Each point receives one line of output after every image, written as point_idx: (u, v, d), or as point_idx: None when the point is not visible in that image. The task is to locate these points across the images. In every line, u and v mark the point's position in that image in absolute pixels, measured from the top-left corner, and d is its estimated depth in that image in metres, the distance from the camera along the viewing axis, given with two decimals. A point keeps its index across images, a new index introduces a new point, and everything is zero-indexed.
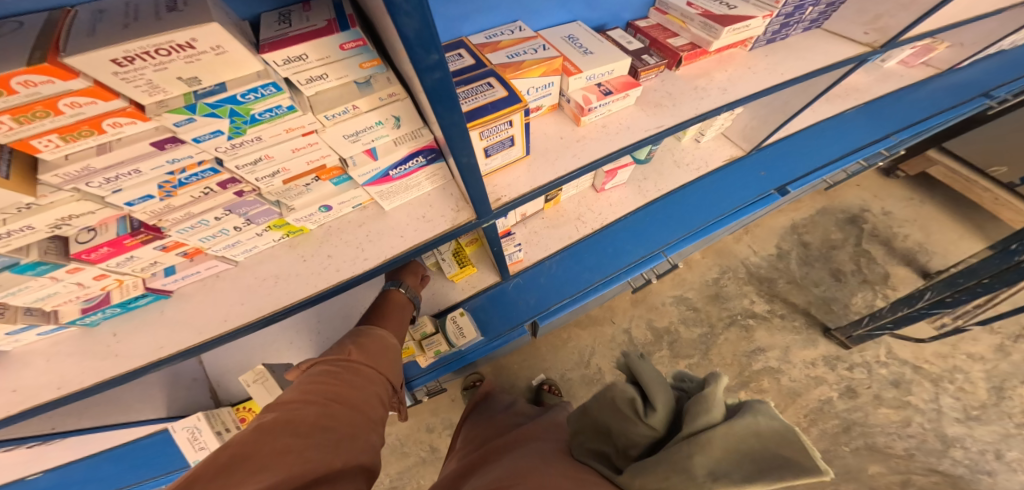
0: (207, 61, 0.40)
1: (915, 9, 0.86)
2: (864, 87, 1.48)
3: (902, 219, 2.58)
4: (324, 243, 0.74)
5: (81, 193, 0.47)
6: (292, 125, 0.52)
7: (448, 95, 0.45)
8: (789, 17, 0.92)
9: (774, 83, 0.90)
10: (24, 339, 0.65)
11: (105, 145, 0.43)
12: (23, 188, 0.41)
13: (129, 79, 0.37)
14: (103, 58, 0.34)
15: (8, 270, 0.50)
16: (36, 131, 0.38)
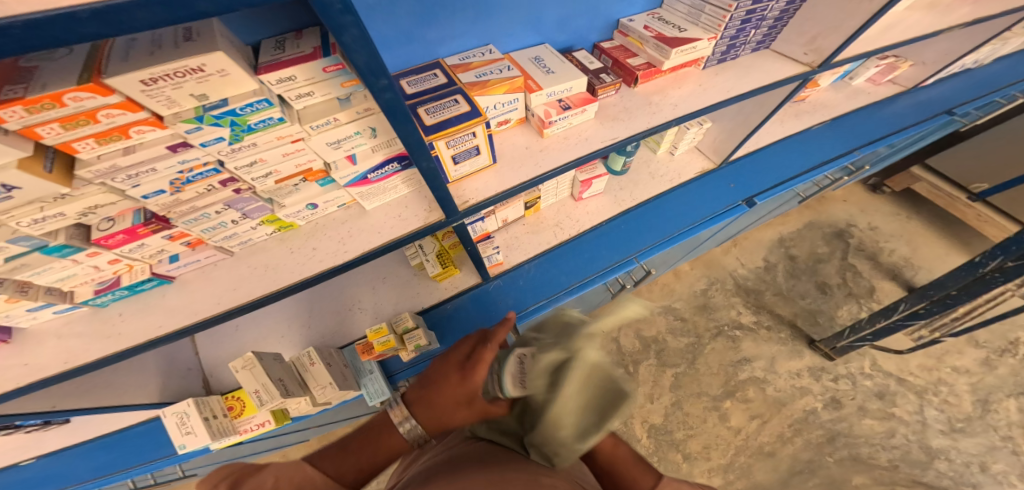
0: (213, 82, 0.51)
1: (840, 34, 0.93)
2: (831, 104, 1.59)
3: (887, 234, 2.65)
4: (311, 236, 0.85)
5: (107, 186, 0.56)
6: (282, 133, 0.62)
7: (401, 112, 0.55)
8: (733, 40, 1.00)
9: (720, 99, 1.00)
10: (41, 316, 0.72)
11: (130, 148, 0.53)
12: (61, 180, 0.50)
13: (152, 95, 0.47)
14: (135, 79, 0.44)
15: (39, 250, 0.59)
16: (77, 136, 0.47)
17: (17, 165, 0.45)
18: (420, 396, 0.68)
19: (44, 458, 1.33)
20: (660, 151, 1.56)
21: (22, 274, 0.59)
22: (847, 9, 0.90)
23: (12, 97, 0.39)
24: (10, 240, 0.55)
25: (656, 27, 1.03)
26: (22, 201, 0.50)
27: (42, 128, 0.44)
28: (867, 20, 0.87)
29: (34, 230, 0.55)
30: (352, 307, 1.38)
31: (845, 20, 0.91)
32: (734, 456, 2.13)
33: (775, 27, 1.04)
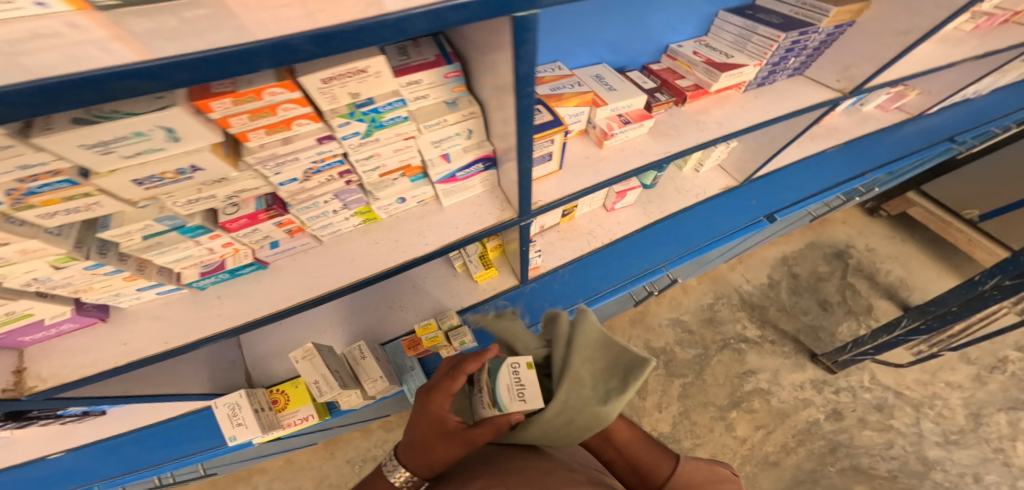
0: (369, 82, 0.59)
1: (875, 62, 1.05)
2: (844, 128, 1.71)
3: (884, 256, 2.79)
4: (393, 229, 0.90)
5: (256, 173, 0.62)
6: (401, 131, 0.70)
7: (525, 122, 0.62)
8: (774, 66, 1.10)
9: (760, 120, 1.10)
10: (144, 296, 0.74)
11: (287, 138, 0.60)
12: (232, 164, 0.57)
13: (324, 92, 0.56)
14: (317, 77, 0.53)
15: (177, 230, 0.64)
16: (254, 127, 0.55)
17: (208, 149, 0.52)
18: (407, 441, 0.62)
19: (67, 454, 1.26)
20: (686, 168, 1.65)
21: (154, 252, 0.63)
22: (882, 42, 1.02)
23: (226, 91, 0.48)
24: (157, 219, 0.59)
25: (704, 53, 1.14)
26: (196, 182, 0.56)
27: (235, 118, 0.52)
28: (902, 52, 0.99)
29: (183, 211, 0.60)
30: (392, 306, 1.42)
31: (878, 52, 1.03)
32: (741, 465, 2.18)
33: (813, 56, 1.15)
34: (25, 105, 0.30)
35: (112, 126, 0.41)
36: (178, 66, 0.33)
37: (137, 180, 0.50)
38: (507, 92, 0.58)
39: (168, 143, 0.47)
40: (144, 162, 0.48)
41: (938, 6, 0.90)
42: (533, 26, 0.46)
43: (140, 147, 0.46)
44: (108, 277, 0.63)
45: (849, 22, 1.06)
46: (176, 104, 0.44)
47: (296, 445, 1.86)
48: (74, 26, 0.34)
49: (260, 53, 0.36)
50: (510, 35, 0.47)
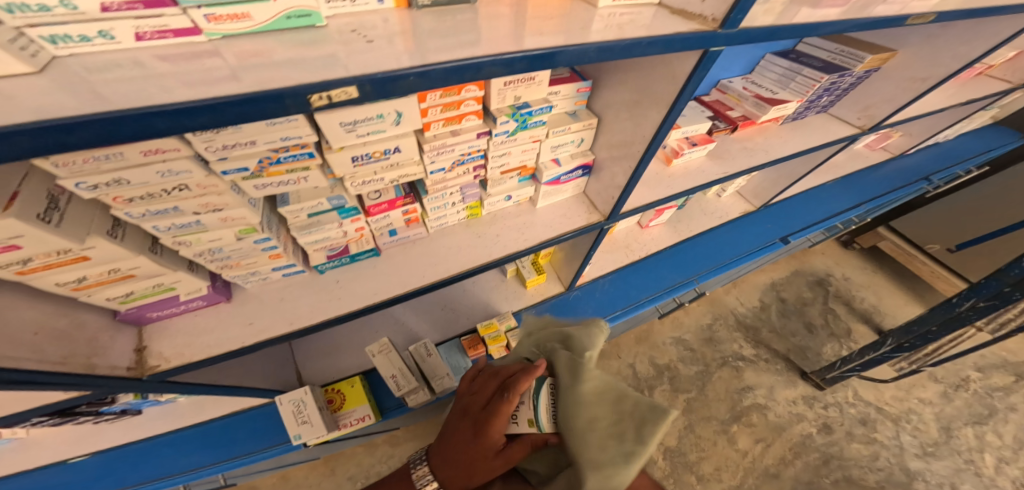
0: (533, 88, 0.68)
1: (892, 104, 1.25)
2: (841, 165, 1.92)
3: (860, 284, 2.72)
4: (493, 224, 0.95)
5: (419, 163, 0.68)
6: (534, 134, 0.77)
7: (658, 138, 0.72)
8: (809, 104, 1.28)
9: (796, 151, 1.24)
10: (271, 277, 0.77)
11: (454, 131, 0.67)
12: (417, 151, 0.64)
13: (501, 92, 0.65)
14: (503, 80, 0.63)
15: (337, 210, 0.68)
16: (439, 118, 0.62)
17: (411, 135, 0.60)
18: (443, 457, 0.61)
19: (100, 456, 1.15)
20: (709, 194, 1.79)
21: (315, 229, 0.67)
22: (903, 86, 1.21)
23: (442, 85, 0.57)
24: (328, 198, 0.64)
25: (752, 89, 1.30)
26: (383, 165, 0.62)
27: (433, 109, 0.59)
28: (917, 96, 1.19)
29: (353, 190, 0.65)
30: (445, 307, 1.43)
31: (898, 95, 1.23)
32: (743, 479, 2.00)
33: (839, 97, 1.32)
34: (432, 78, 0.39)
35: (371, 108, 0.50)
36: (515, 61, 0.43)
37: (355, 157, 0.56)
38: (653, 115, 0.69)
39: (392, 126, 0.55)
40: (366, 141, 0.55)
41: (953, 58, 1.11)
42: (713, 60, 0.57)
43: (373, 128, 0.53)
44: (262, 252, 0.66)
45: (875, 69, 1.23)
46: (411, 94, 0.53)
47: (302, 459, 1.64)
48: (388, 20, 0.45)
49: (559, 58, 0.46)
50: (693, 65, 0.58)
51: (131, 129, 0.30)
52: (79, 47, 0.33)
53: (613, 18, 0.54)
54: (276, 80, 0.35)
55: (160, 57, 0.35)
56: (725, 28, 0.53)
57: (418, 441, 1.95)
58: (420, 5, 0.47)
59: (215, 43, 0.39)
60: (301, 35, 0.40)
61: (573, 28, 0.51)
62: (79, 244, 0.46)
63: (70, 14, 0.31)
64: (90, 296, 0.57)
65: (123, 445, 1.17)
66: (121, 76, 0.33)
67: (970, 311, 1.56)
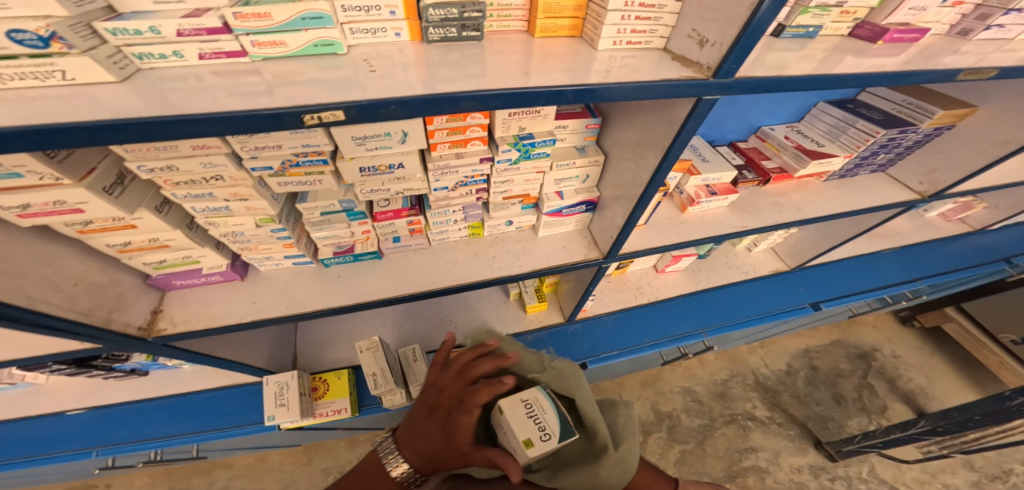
0: (540, 121, 0.74)
1: (961, 171, 1.08)
2: (903, 233, 1.76)
3: (911, 364, 2.44)
4: (493, 246, 1.00)
5: (423, 178, 0.75)
6: (537, 165, 0.82)
7: (656, 182, 0.73)
8: (862, 160, 1.14)
9: (838, 211, 1.10)
10: (282, 264, 0.85)
11: (459, 153, 0.74)
12: (420, 167, 0.72)
13: (505, 122, 0.71)
14: (505, 113, 0.68)
15: (347, 212, 0.76)
16: (443, 140, 0.69)
17: (416, 153, 0.67)
18: (415, 434, 0.57)
19: (96, 411, 1.25)
20: (739, 246, 1.67)
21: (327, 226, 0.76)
22: (977, 149, 1.04)
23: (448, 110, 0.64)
24: (339, 200, 0.72)
25: (796, 139, 1.19)
26: (391, 177, 0.70)
27: (440, 131, 0.67)
28: (993, 161, 1.02)
29: (363, 197, 0.72)
30: (444, 318, 1.48)
31: (971, 159, 1.06)
32: None
33: (900, 156, 1.18)
34: (409, 108, 0.45)
35: (379, 126, 0.58)
36: (492, 99, 0.48)
37: (361, 168, 0.64)
38: (650, 160, 0.72)
39: (398, 144, 0.63)
40: (374, 155, 0.63)
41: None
42: (711, 106, 0.57)
43: (380, 144, 0.61)
44: (276, 241, 0.73)
45: (948, 126, 1.08)
46: (415, 117, 0.60)
47: (283, 444, 1.71)
48: (403, 50, 0.52)
49: (538, 98, 0.50)
50: (687, 111, 0.59)
51: (157, 131, 0.37)
52: (159, 63, 0.43)
53: (612, 61, 0.57)
54: (303, 98, 0.42)
55: (214, 73, 0.44)
56: (719, 77, 0.53)
57: None
58: (430, 40, 0.53)
59: (257, 63, 0.47)
60: (322, 60, 0.48)
61: (566, 67, 0.56)
62: (129, 213, 0.55)
63: (155, 37, 0.40)
64: (132, 259, 0.67)
65: (120, 404, 1.26)
66: (183, 86, 0.41)
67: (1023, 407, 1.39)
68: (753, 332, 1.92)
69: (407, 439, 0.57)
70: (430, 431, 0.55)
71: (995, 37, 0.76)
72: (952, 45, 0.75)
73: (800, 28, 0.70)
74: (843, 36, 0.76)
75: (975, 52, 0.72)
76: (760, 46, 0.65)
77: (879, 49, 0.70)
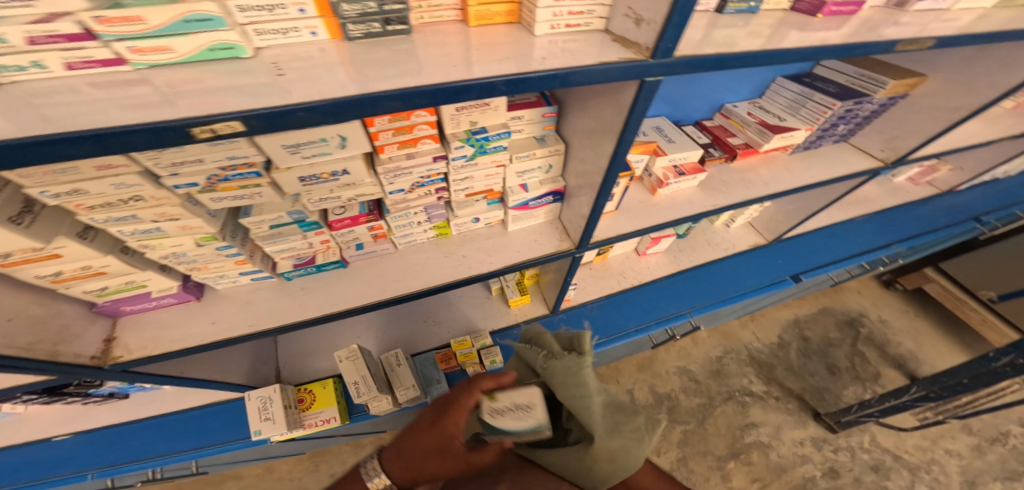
0: (489, 114, 0.70)
1: (918, 137, 1.06)
2: (873, 198, 1.73)
3: (897, 328, 2.44)
4: (463, 245, 0.97)
5: (375, 182, 0.71)
6: (496, 158, 0.79)
7: (616, 166, 0.71)
8: (824, 132, 1.11)
9: (807, 183, 1.08)
10: (239, 280, 0.81)
11: (410, 154, 0.69)
12: (369, 171, 0.67)
13: (453, 118, 0.68)
14: (452, 107, 0.65)
15: (297, 223, 0.72)
16: (390, 142, 0.65)
17: (359, 157, 0.62)
18: (396, 451, 0.57)
19: (82, 436, 1.22)
20: (717, 222, 1.64)
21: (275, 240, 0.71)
22: (933, 116, 1.03)
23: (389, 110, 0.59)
24: (287, 212, 0.68)
25: (758, 115, 1.15)
26: (337, 184, 0.66)
27: (383, 132, 0.62)
28: (948, 126, 1.00)
29: (312, 207, 0.69)
30: (426, 320, 1.46)
31: (927, 126, 1.04)
32: None
33: (859, 126, 1.13)
34: (322, 113, 0.41)
35: (309, 132, 0.53)
36: (416, 96, 0.44)
37: (301, 177, 0.60)
38: (607, 145, 0.69)
39: (337, 149, 0.58)
40: (313, 163, 0.58)
41: (989, 85, 0.93)
42: (654, 90, 0.56)
43: (318, 151, 0.56)
44: (225, 258, 0.70)
45: (903, 95, 1.04)
46: (355, 119, 0.55)
47: (287, 453, 1.69)
48: (324, 50, 0.49)
49: (471, 89, 0.46)
50: (634, 94, 0.57)
51: (30, 152, 0.33)
52: (19, 75, 0.39)
53: (552, 47, 0.54)
54: (210, 107, 0.39)
55: (91, 85, 0.40)
56: (657, 57, 0.50)
57: None
58: (352, 37, 0.50)
59: (142, 71, 0.43)
60: (223, 65, 0.45)
61: (505, 56, 0.52)
62: (47, 243, 0.51)
63: (3, 46, 0.36)
64: (68, 288, 0.63)
65: (105, 427, 1.23)
66: (61, 101, 0.38)
67: (1007, 367, 1.37)
68: (740, 309, 1.93)
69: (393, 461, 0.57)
70: (410, 447, 0.56)
71: (931, 7, 0.73)
72: (891, 16, 0.72)
73: (742, 3, 0.65)
74: (785, 10, 0.72)
75: (914, 24, 0.69)
76: (705, 23, 0.62)
77: (819, 22, 0.67)
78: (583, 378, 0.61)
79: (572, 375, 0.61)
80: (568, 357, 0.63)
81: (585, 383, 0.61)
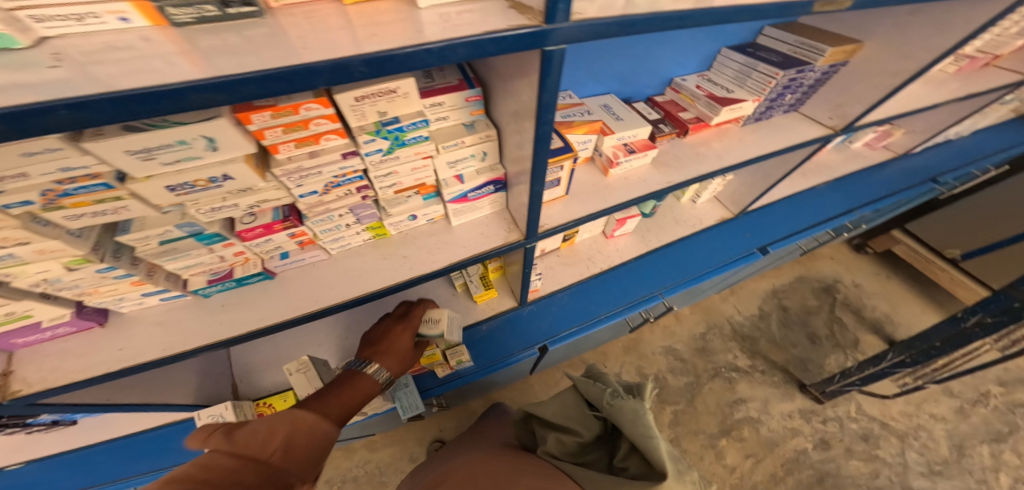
0: (398, 103, 0.61)
1: (862, 104, 1.04)
2: (834, 165, 1.68)
3: (870, 291, 2.45)
4: (402, 246, 0.90)
5: (279, 183, 0.61)
6: (421, 150, 0.72)
7: (543, 146, 0.65)
8: (772, 102, 1.09)
9: (758, 153, 1.06)
10: (148, 301, 0.76)
11: (313, 152, 0.60)
12: (261, 176, 0.57)
13: (354, 110, 0.58)
14: (350, 95, 0.55)
15: (193, 237, 0.64)
16: (284, 139, 0.54)
17: (244, 159, 0.53)
18: (383, 352, 0.95)
19: (34, 463, 1.16)
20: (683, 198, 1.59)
21: (166, 257, 0.64)
22: (873, 82, 1.01)
23: (267, 104, 0.49)
24: (177, 225, 0.61)
25: (706, 87, 1.13)
26: (217, 193, 0.56)
27: (270, 130, 0.52)
28: (890, 92, 0.98)
29: (204, 217, 0.59)
30: None
31: (867, 92, 1.02)
32: None
33: (807, 96, 1.14)
34: (119, 111, 0.33)
35: (158, 134, 0.43)
36: (241, 82, 0.35)
37: (169, 186, 0.51)
38: (529, 123, 0.63)
39: (206, 152, 0.48)
40: (179, 170, 0.49)
41: (924, 50, 0.91)
42: (559, 60, 0.50)
43: (180, 155, 0.47)
44: (117, 280, 0.64)
45: (842, 62, 1.05)
46: (221, 115, 0.45)
47: None
48: (146, 38, 0.39)
49: (322, 71, 0.38)
50: (537, 65, 0.51)
51: None
52: None
53: (444, 20, 0.46)
54: None
55: None
56: (550, 22, 0.44)
57: (395, 447, 1.92)
58: (180, 23, 0.40)
59: None
60: None
61: (408, 32, 0.44)
62: None
63: None
64: None
65: (55, 454, 1.16)
66: None
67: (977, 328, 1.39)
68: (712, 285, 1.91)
69: (384, 359, 0.94)
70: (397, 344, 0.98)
71: None
72: None
73: None
74: None
75: None
76: None
77: None
78: (644, 420, 0.73)
79: (633, 413, 0.75)
80: (632, 401, 0.77)
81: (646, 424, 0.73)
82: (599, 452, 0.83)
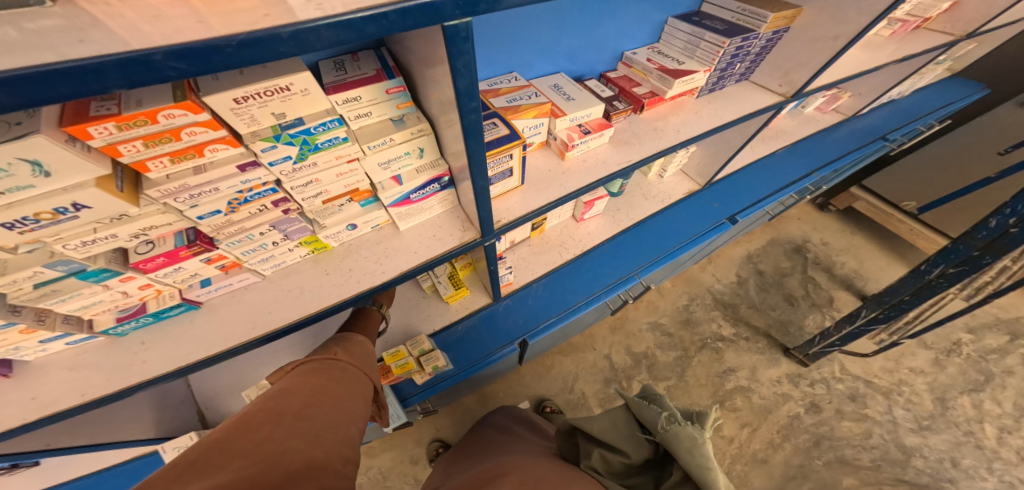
0: (295, 101, 0.54)
1: (811, 67, 1.05)
2: (790, 130, 1.64)
3: (839, 248, 2.49)
4: (347, 258, 0.82)
5: (166, 206, 0.56)
6: (342, 153, 0.64)
7: (476, 135, 0.58)
8: (723, 72, 1.10)
9: (716, 125, 1.06)
10: (52, 348, 0.67)
11: (200, 167, 0.53)
12: (130, 199, 0.51)
13: (240, 113, 0.51)
14: (228, 96, 0.48)
15: (75, 275, 0.57)
16: (154, 154, 0.48)
17: (95, 183, 0.46)
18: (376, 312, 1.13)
19: None
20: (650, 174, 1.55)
21: (50, 302, 0.56)
22: (816, 48, 1.02)
23: (108, 114, 0.41)
24: (47, 265, 0.53)
25: (658, 60, 1.11)
26: (82, 222, 0.50)
27: (125, 145, 0.45)
28: (834, 55, 0.99)
29: (78, 254, 0.53)
30: None
31: (813, 57, 1.04)
32: (729, 465, 1.81)
33: (755, 62, 1.15)
34: None
35: None
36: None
37: (4, 223, 0.45)
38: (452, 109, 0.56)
39: (36, 177, 0.42)
40: (11, 202, 0.43)
41: (859, 12, 0.92)
42: (466, 38, 0.44)
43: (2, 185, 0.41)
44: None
45: (784, 29, 1.06)
46: (38, 130, 0.39)
47: None
48: None
49: (107, 69, 0.30)
50: (443, 45, 0.44)
51: None
52: None
53: None
54: None
55: None
56: None
57: (394, 451, 1.85)
58: None
59: None
60: None
61: (263, 13, 0.35)
62: None
63: None
64: None
65: None
66: None
67: (941, 278, 1.42)
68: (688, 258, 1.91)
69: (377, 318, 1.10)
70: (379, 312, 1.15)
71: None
72: None
73: None
74: None
75: None
76: None
77: None
78: (703, 452, 0.59)
79: (687, 441, 0.61)
80: (690, 426, 0.62)
81: (705, 456, 0.59)
82: (643, 475, 0.70)
